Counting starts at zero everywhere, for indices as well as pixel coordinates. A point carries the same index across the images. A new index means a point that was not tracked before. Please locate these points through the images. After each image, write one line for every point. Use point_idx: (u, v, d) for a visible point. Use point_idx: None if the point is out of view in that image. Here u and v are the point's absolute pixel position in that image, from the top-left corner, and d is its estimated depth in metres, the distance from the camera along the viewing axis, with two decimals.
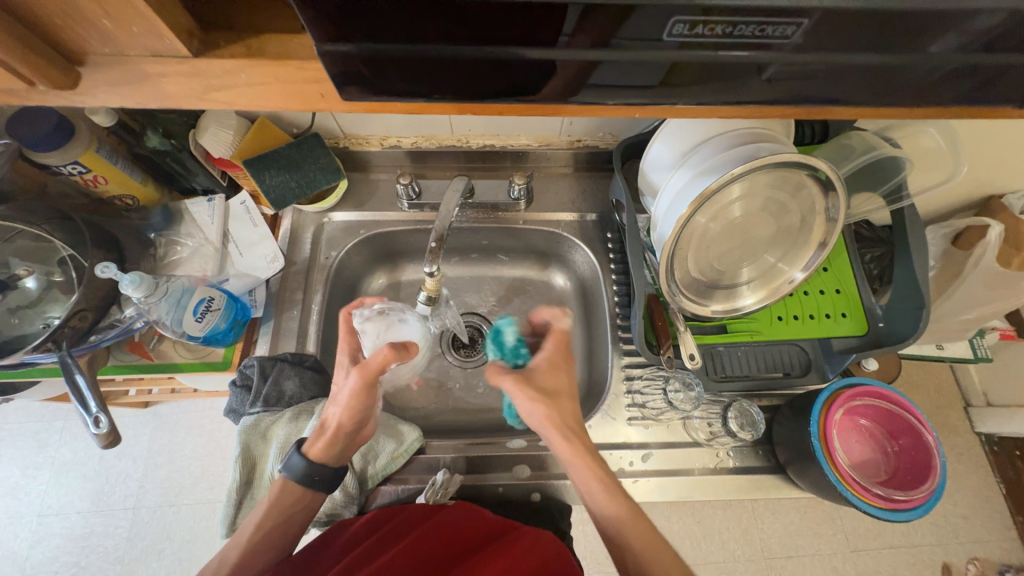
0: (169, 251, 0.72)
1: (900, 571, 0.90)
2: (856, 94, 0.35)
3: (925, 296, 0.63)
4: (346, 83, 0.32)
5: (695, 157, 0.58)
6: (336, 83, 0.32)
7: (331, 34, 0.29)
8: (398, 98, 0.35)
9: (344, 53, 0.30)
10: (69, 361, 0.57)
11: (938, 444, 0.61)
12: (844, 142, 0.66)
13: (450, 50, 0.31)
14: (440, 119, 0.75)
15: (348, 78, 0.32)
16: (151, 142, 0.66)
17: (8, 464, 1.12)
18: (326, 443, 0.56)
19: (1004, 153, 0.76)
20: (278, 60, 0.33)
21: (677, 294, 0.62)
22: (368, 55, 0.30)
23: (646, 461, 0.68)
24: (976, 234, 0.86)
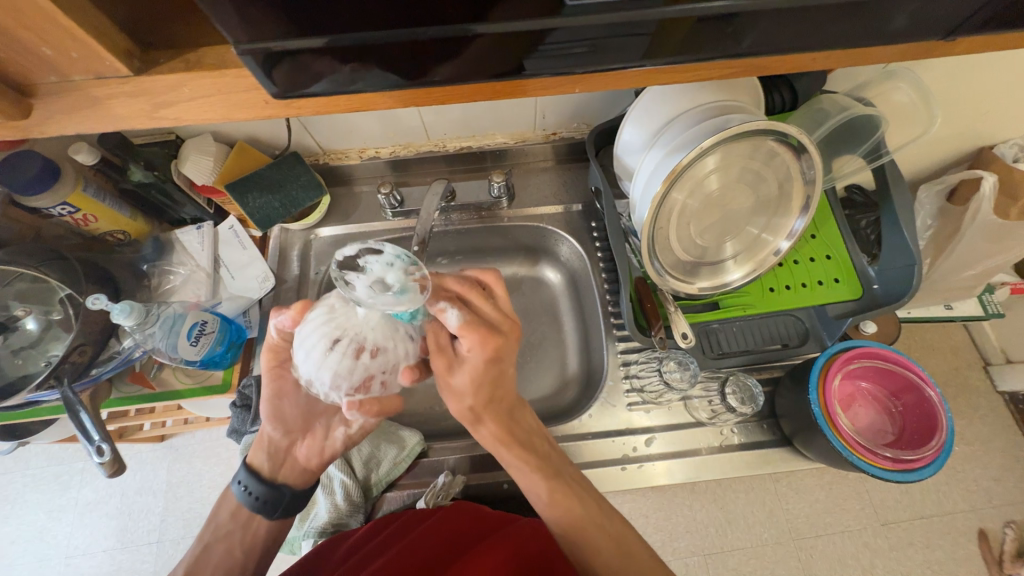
0: (163, 280, 0.74)
1: (934, 542, 0.87)
2: (793, 42, 0.35)
3: (914, 253, 0.63)
4: (290, 83, 0.33)
5: (665, 136, 0.58)
6: (270, 84, 0.33)
7: (254, 32, 0.29)
8: (346, 94, 0.36)
9: (271, 50, 0.30)
10: (72, 398, 0.59)
11: (941, 398, 0.59)
12: (816, 107, 0.66)
13: (378, 36, 0.31)
14: (416, 125, 0.76)
15: (283, 80, 0.32)
16: (135, 176, 0.68)
17: (34, 508, 1.14)
18: (255, 447, 0.55)
19: (984, 100, 0.74)
20: (216, 70, 0.33)
21: (662, 273, 0.62)
22: (298, 52, 0.31)
23: (651, 445, 0.67)
24: (970, 186, 0.84)
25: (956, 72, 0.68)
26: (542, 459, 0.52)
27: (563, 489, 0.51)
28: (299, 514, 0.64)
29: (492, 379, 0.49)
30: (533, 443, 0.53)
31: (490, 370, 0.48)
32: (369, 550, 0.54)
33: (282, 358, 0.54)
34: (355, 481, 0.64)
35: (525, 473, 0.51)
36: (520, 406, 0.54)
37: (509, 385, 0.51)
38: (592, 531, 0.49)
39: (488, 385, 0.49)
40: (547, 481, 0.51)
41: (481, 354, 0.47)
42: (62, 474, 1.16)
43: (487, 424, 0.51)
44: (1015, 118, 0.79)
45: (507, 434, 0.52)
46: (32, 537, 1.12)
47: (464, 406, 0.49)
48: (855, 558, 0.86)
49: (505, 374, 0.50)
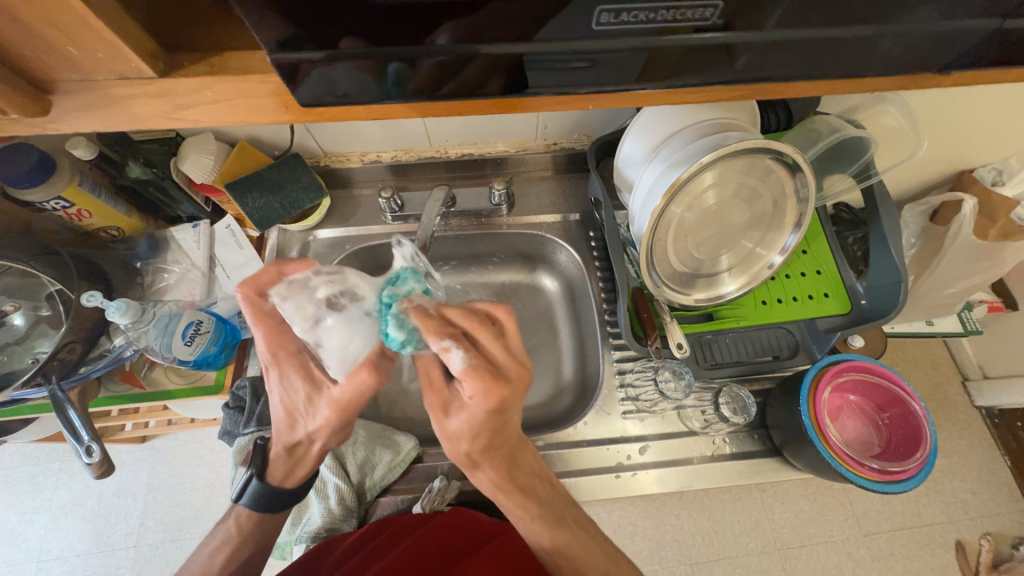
0: (156, 278, 0.73)
1: (913, 553, 0.89)
2: (799, 72, 0.37)
3: (901, 270, 0.65)
4: (312, 92, 0.33)
5: (665, 150, 0.60)
6: (293, 92, 0.33)
7: (282, 41, 0.30)
8: (363, 104, 0.36)
9: (296, 59, 0.31)
10: (60, 396, 0.57)
11: (925, 412, 0.61)
12: (810, 127, 0.68)
13: (401, 50, 0.31)
14: (419, 130, 0.76)
15: (305, 88, 0.33)
16: (133, 172, 0.68)
17: (5, 511, 1.10)
18: (287, 468, 0.55)
19: (967, 126, 0.77)
20: (239, 75, 0.33)
21: (660, 284, 0.63)
22: (323, 62, 0.31)
23: (644, 453, 0.68)
24: (952, 208, 0.87)
25: (941, 99, 0.71)
26: (544, 505, 0.52)
27: (565, 536, 0.52)
28: (292, 517, 0.63)
29: (492, 427, 0.47)
30: (535, 487, 0.52)
31: (489, 421, 0.46)
32: (364, 556, 0.53)
33: (346, 414, 0.50)
34: (350, 486, 0.63)
35: (525, 519, 0.52)
36: (521, 447, 0.53)
37: (510, 430, 0.50)
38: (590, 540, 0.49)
39: (485, 432, 0.48)
40: (547, 529, 0.51)
41: (484, 406, 0.44)
42: (36, 475, 1.12)
43: (483, 468, 0.51)
44: (995, 145, 0.83)
45: (506, 481, 0.51)
46: (2, 540, 1.08)
47: (460, 450, 0.49)
48: (838, 568, 0.88)
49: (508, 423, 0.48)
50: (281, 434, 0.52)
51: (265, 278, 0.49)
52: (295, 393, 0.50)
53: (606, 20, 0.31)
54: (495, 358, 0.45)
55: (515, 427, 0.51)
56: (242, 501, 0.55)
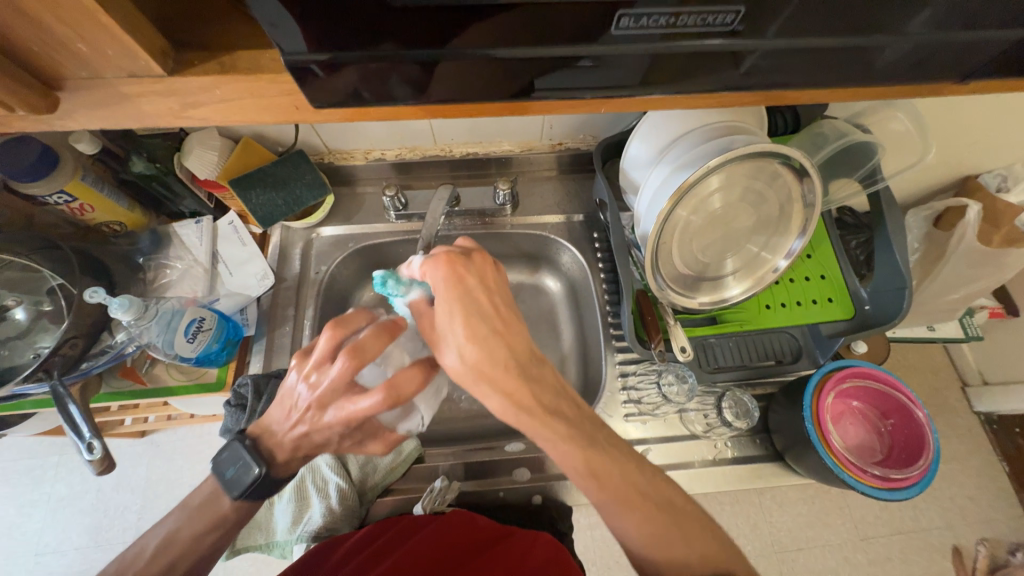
0: (159, 274, 0.73)
1: (910, 558, 0.90)
2: (812, 79, 0.37)
3: (905, 276, 0.65)
4: (325, 91, 0.33)
5: (672, 153, 0.59)
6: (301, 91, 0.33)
7: (290, 42, 0.29)
8: (370, 107, 0.36)
9: (305, 60, 0.31)
10: (62, 392, 0.57)
11: (929, 419, 0.62)
12: (817, 131, 0.68)
13: (410, 52, 0.31)
14: (424, 128, 0.76)
15: (312, 88, 0.33)
16: (136, 167, 0.67)
17: (3, 504, 1.10)
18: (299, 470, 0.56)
19: (973, 132, 0.77)
20: (248, 74, 0.33)
21: (664, 287, 0.63)
22: (333, 62, 0.31)
23: (646, 457, 0.68)
24: (955, 213, 0.87)
25: (948, 105, 0.71)
26: (573, 427, 0.47)
27: (600, 457, 0.46)
28: (293, 516, 0.63)
29: (463, 299, 0.49)
30: (560, 407, 0.48)
31: (454, 293, 0.50)
32: (365, 558, 0.53)
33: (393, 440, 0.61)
34: (352, 485, 0.63)
35: (555, 444, 0.46)
36: (538, 362, 0.50)
37: (515, 332, 0.50)
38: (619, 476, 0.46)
39: (472, 318, 0.49)
40: (580, 449, 0.46)
41: (440, 272, 0.50)
42: (34, 469, 1.12)
43: (498, 380, 0.47)
44: (1001, 151, 0.82)
45: (522, 396, 0.47)
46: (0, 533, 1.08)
47: (453, 351, 0.49)
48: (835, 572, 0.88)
49: (484, 303, 0.50)
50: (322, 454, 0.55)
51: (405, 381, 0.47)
52: (347, 436, 0.54)
53: (626, 25, 0.31)
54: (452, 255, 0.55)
55: (517, 329, 0.50)
56: (234, 496, 0.52)
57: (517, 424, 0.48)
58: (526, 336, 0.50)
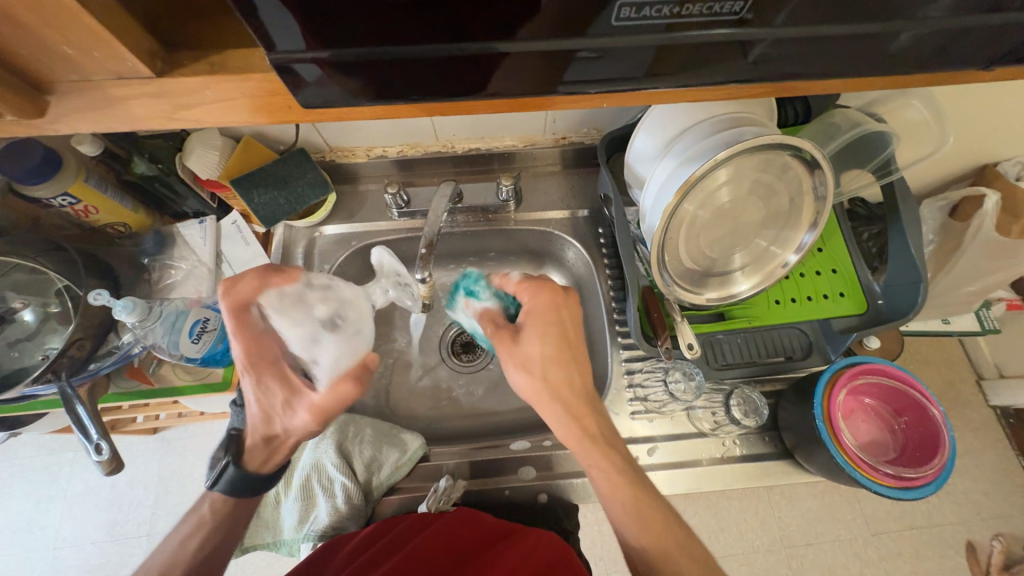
0: (163, 275, 0.73)
1: (923, 554, 0.88)
2: (822, 69, 0.35)
3: (920, 270, 0.64)
4: (319, 89, 0.32)
5: (678, 146, 0.58)
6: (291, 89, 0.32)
7: (279, 41, 0.28)
8: (364, 105, 0.35)
9: (293, 58, 0.30)
10: (70, 394, 0.58)
11: (945, 418, 0.60)
12: (829, 121, 0.65)
13: (402, 48, 0.30)
14: (425, 124, 0.75)
15: (303, 85, 0.32)
16: (138, 169, 0.67)
17: (22, 499, 1.12)
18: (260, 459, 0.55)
19: (992, 119, 0.74)
20: (239, 74, 0.32)
21: (670, 283, 0.62)
22: (322, 62, 0.30)
23: (652, 454, 0.67)
24: (972, 204, 0.84)
25: (966, 91, 0.68)
26: (624, 459, 0.55)
27: (647, 499, 0.53)
28: (299, 514, 0.63)
29: (557, 323, 0.56)
30: (615, 444, 0.56)
31: (553, 318, 0.56)
32: (369, 555, 0.53)
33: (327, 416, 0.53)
34: (357, 485, 0.63)
35: (608, 474, 0.54)
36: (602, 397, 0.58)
37: (580, 362, 0.56)
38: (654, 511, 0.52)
39: (558, 354, 0.55)
40: (634, 490, 0.53)
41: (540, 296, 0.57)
42: (51, 465, 1.14)
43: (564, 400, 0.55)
44: (1021, 138, 0.79)
45: (592, 429, 0.55)
46: (19, 527, 1.11)
47: (534, 373, 0.55)
48: (845, 568, 0.87)
49: (573, 329, 0.57)
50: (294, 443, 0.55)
51: (246, 289, 0.52)
52: (272, 397, 0.52)
53: (628, 16, 0.30)
54: None
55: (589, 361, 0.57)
56: (217, 489, 0.55)
57: (573, 446, 0.55)
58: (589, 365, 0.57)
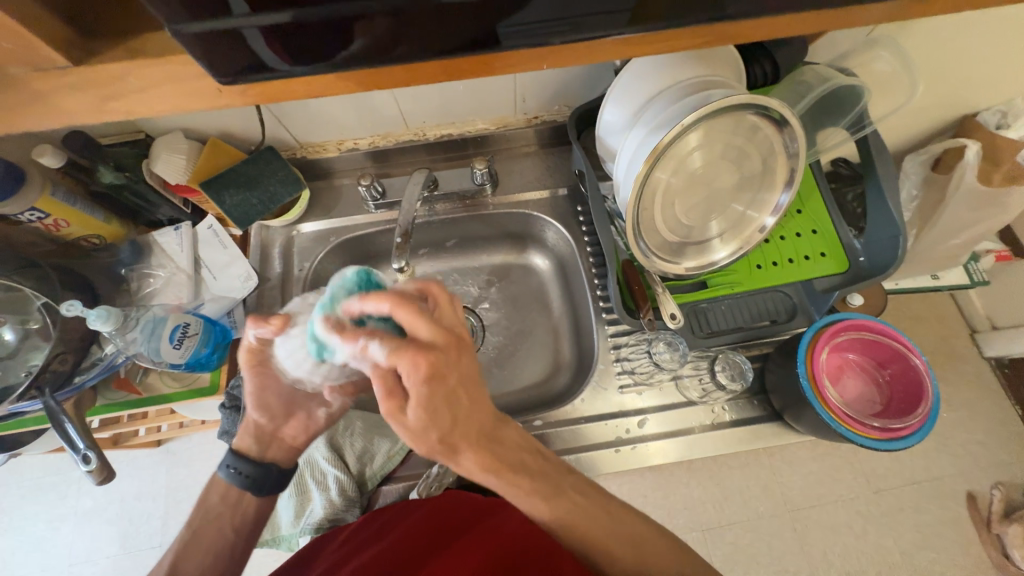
0: (142, 284, 0.72)
1: (924, 507, 0.89)
2: (759, 9, 0.34)
3: (898, 224, 0.63)
4: (248, 59, 0.32)
5: (646, 115, 0.57)
6: (207, 63, 0.31)
7: (187, 13, 0.28)
8: (287, 77, 0.34)
9: (201, 30, 0.29)
10: (55, 407, 0.58)
11: (926, 365, 0.60)
12: (799, 79, 0.64)
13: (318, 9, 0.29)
14: (393, 114, 0.74)
15: (224, 62, 0.31)
16: (105, 178, 0.66)
17: (32, 519, 1.13)
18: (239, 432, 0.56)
19: (967, 65, 0.73)
20: (164, 58, 0.32)
21: (649, 255, 0.61)
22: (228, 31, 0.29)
23: (644, 426, 0.67)
24: (954, 155, 0.83)
25: (937, 38, 0.67)
26: (540, 481, 0.48)
27: (564, 507, 0.48)
28: (295, 509, 0.63)
29: (442, 398, 0.42)
30: (524, 462, 0.48)
31: (430, 397, 0.41)
32: (362, 542, 0.53)
33: (258, 359, 0.54)
34: (350, 477, 0.63)
35: (521, 497, 0.47)
36: (501, 425, 0.49)
37: (479, 407, 0.45)
38: (599, 526, 0.49)
39: (439, 415, 0.43)
40: (547, 501, 0.48)
41: (419, 378, 0.40)
42: (58, 484, 1.15)
43: (463, 455, 0.45)
44: (999, 83, 0.78)
45: (492, 462, 0.46)
46: (32, 547, 1.11)
47: (431, 442, 0.43)
48: (848, 526, 0.88)
49: (456, 387, 0.43)
50: (257, 422, 0.56)
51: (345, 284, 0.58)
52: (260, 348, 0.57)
53: None
54: (446, 317, 0.44)
55: (479, 403, 0.45)
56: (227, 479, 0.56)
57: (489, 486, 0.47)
58: (486, 406, 0.46)
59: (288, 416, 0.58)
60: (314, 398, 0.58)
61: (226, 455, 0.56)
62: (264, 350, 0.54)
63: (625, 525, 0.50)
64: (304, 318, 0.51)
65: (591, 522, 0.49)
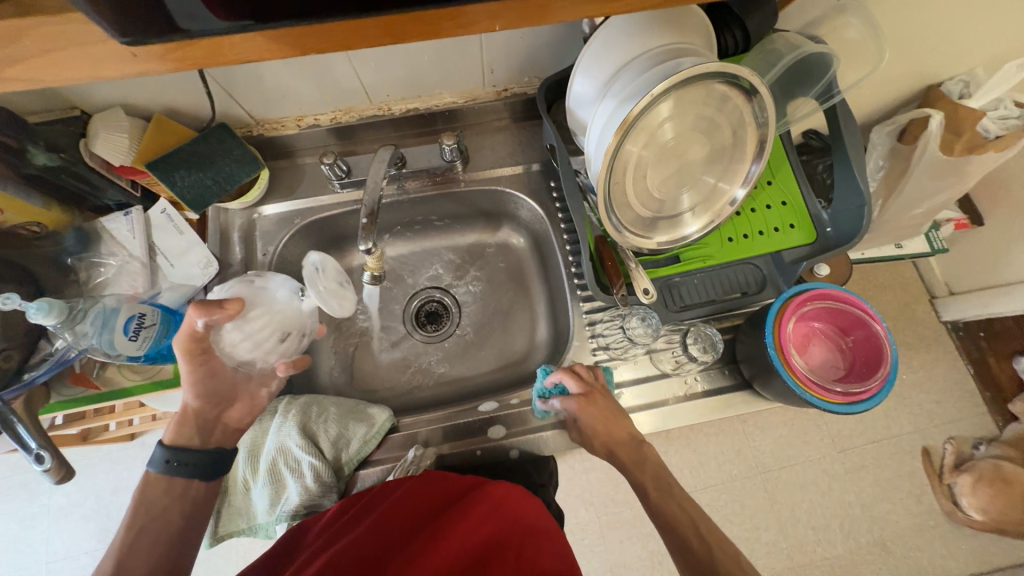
0: (92, 274, 0.68)
1: (884, 463, 0.94)
2: None
3: (864, 193, 0.64)
4: (175, 7, 0.30)
5: (616, 85, 0.55)
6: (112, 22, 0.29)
7: None
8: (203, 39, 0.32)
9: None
10: (2, 409, 0.54)
11: (886, 331, 0.62)
12: (769, 47, 0.63)
13: None
14: (356, 87, 0.70)
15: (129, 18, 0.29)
16: (37, 160, 0.61)
17: (2, 520, 1.09)
18: (178, 424, 0.60)
19: (933, 34, 0.74)
20: (54, 15, 0.29)
21: (621, 230, 0.61)
22: None
23: (619, 400, 0.68)
24: (919, 126, 0.85)
25: (904, 5, 0.67)
26: (670, 492, 0.57)
27: (676, 511, 0.55)
28: (269, 498, 0.62)
29: (602, 422, 0.61)
30: (664, 478, 0.58)
31: (601, 428, 0.61)
32: (339, 527, 0.53)
33: (197, 350, 0.57)
34: (326, 463, 0.62)
35: (666, 508, 0.55)
36: (640, 446, 0.61)
37: (623, 430, 0.61)
38: (710, 526, 0.53)
39: (620, 431, 0.61)
40: (675, 506, 0.55)
41: (582, 413, 0.61)
42: (27, 483, 1.11)
43: (630, 470, 0.59)
44: (964, 52, 0.79)
45: (662, 477, 0.58)
46: (4, 548, 1.08)
47: (610, 451, 0.61)
48: (815, 484, 0.93)
49: (608, 420, 0.61)
50: (197, 408, 0.60)
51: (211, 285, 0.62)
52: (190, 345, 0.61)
53: None
54: (589, 376, 0.64)
55: (626, 429, 0.61)
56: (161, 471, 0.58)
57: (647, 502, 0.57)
58: (629, 432, 0.61)
59: (231, 400, 0.63)
60: (255, 379, 0.65)
61: (154, 451, 0.58)
62: (205, 339, 0.57)
63: (677, 503, 0.55)
64: (259, 303, 0.60)
65: (677, 511, 0.54)
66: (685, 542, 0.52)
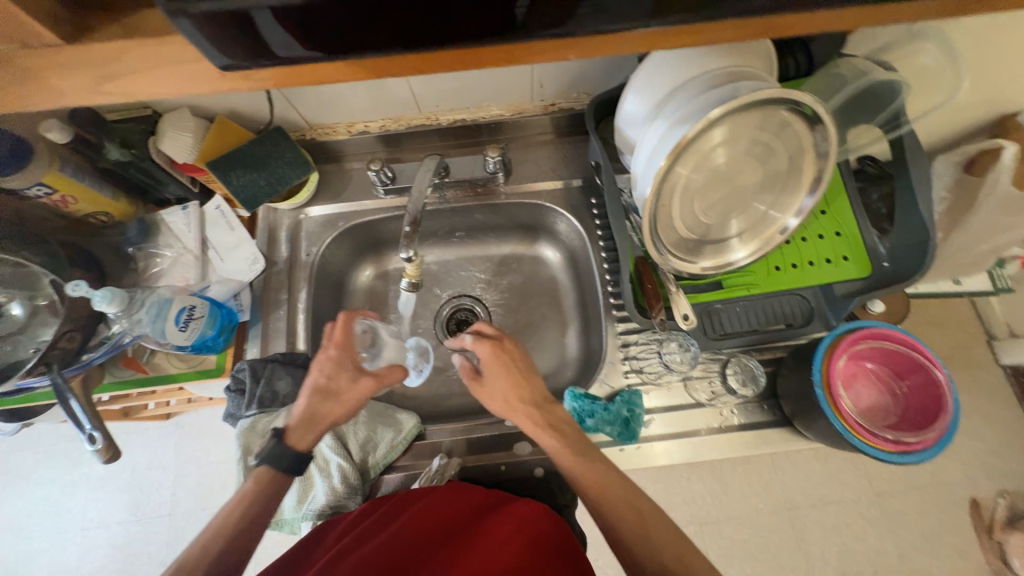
0: (149, 264, 0.72)
1: (928, 513, 0.88)
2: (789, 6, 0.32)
3: (929, 228, 0.60)
4: (273, 40, 0.30)
5: (669, 107, 0.54)
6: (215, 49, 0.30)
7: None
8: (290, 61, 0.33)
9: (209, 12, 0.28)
10: (62, 383, 0.58)
11: (948, 380, 0.58)
12: (835, 71, 0.61)
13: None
14: (405, 97, 0.71)
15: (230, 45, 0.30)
16: (112, 155, 0.65)
17: (46, 484, 1.16)
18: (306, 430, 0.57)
19: (1012, 63, 0.69)
20: (156, 35, 0.31)
21: (665, 254, 0.59)
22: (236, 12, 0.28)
23: (649, 426, 0.66)
24: (990, 158, 0.80)
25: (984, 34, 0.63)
26: (584, 452, 0.56)
27: (596, 471, 0.54)
28: (298, 494, 0.63)
29: (504, 373, 0.60)
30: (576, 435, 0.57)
31: (501, 376, 0.60)
32: (360, 533, 0.53)
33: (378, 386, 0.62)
34: (352, 464, 0.63)
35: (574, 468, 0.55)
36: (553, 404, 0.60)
37: (533, 387, 0.60)
38: (622, 487, 0.54)
39: (525, 385, 0.60)
40: (589, 467, 0.55)
41: (489, 359, 0.61)
42: (72, 452, 1.18)
43: (530, 425, 0.58)
44: None
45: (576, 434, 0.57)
46: (46, 511, 1.15)
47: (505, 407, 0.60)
48: (848, 527, 0.88)
49: (513, 372, 0.60)
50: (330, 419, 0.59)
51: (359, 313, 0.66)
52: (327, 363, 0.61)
53: None
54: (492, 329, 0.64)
55: (533, 384, 0.61)
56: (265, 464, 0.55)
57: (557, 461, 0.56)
58: (534, 387, 0.60)
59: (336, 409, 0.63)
60: None
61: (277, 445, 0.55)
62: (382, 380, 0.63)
63: (604, 471, 0.54)
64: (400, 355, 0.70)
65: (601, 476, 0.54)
66: (601, 503, 0.52)
